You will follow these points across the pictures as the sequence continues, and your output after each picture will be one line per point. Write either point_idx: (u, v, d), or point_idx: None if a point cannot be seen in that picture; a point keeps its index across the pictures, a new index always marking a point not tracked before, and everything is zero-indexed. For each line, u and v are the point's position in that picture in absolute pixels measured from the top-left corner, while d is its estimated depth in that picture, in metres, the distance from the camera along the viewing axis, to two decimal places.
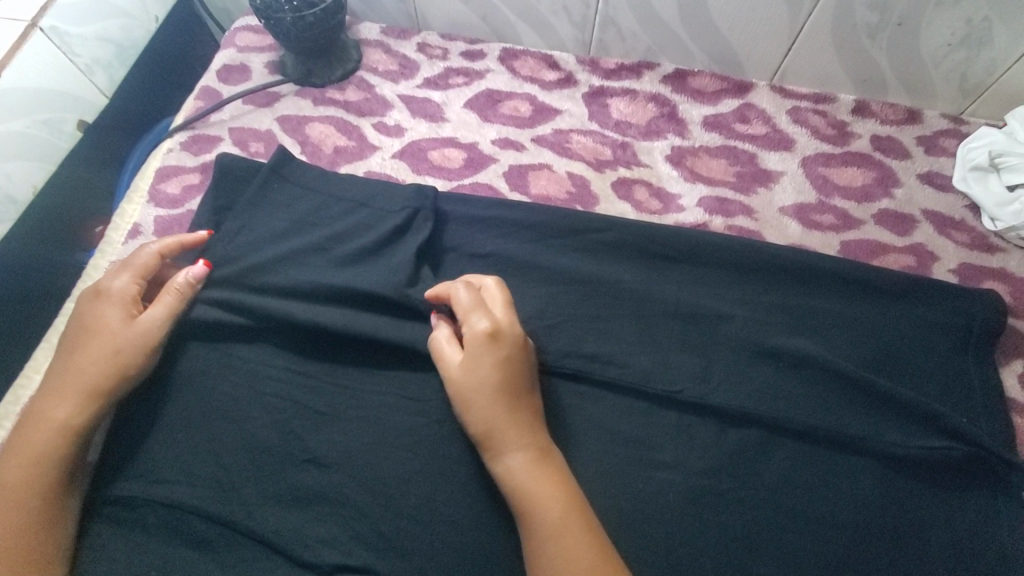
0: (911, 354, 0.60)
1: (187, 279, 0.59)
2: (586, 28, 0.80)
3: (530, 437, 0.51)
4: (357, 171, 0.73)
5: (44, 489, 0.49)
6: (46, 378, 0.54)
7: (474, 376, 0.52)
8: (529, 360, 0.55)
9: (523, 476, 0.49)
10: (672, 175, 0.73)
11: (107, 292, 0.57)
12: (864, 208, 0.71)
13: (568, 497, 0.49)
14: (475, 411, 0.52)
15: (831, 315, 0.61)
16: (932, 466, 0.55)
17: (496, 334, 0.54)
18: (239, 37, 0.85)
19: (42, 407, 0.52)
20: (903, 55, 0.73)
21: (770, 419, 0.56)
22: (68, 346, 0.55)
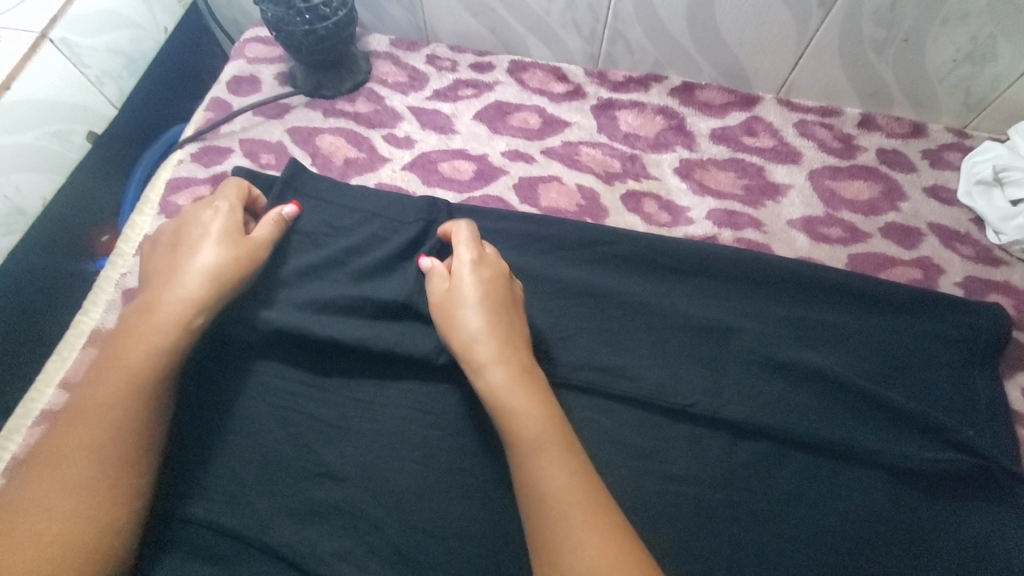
0: (916, 364, 0.60)
1: (277, 215, 0.62)
2: (595, 41, 0.81)
3: (510, 355, 0.52)
4: (368, 182, 0.73)
5: (158, 385, 0.50)
6: (156, 276, 0.55)
7: (461, 300, 0.55)
8: (515, 294, 0.58)
9: (504, 391, 0.50)
10: (681, 188, 0.74)
11: (214, 211, 0.60)
12: (871, 221, 0.71)
13: (549, 414, 0.50)
14: (460, 329, 0.54)
15: (836, 323, 0.62)
16: (939, 477, 0.55)
17: (483, 265, 0.57)
18: (248, 48, 0.85)
19: (159, 301, 0.53)
20: (908, 70, 0.74)
21: (783, 433, 0.56)
22: (176, 252, 0.57)
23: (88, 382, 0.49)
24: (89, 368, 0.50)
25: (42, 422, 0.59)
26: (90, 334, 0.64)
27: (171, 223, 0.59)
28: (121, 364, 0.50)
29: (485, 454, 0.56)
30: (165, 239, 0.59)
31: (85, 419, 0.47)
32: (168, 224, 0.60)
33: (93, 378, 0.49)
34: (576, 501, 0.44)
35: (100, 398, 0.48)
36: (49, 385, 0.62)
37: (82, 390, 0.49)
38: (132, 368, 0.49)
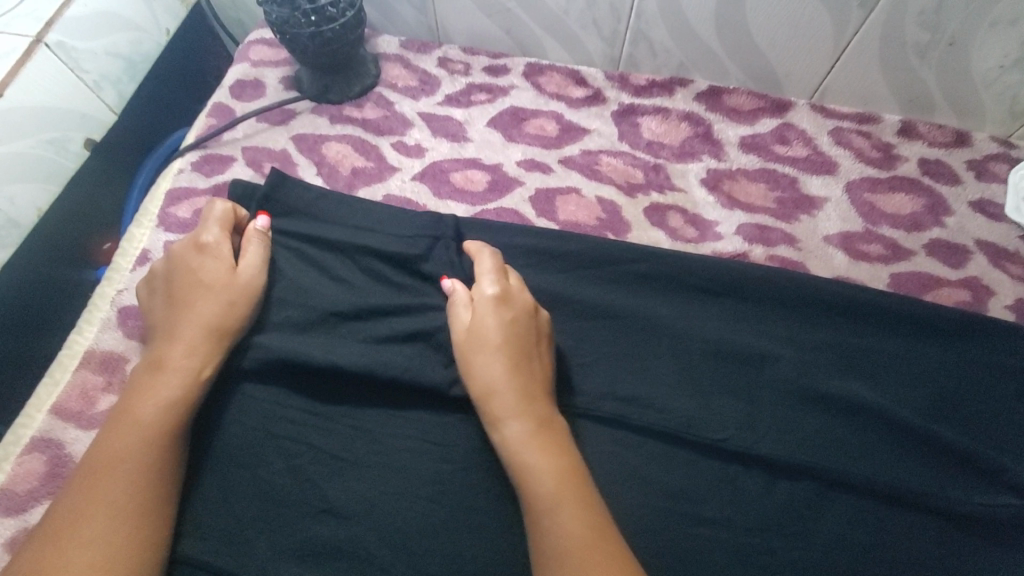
0: (966, 396, 0.56)
1: (255, 228, 0.59)
2: (616, 43, 0.76)
3: (526, 404, 0.50)
4: (376, 193, 0.69)
5: (171, 437, 0.48)
6: (160, 328, 0.54)
7: (480, 342, 0.52)
8: (539, 328, 0.55)
9: (521, 442, 0.48)
10: (708, 201, 0.69)
11: (203, 246, 0.57)
12: (914, 238, 0.66)
13: (566, 472, 0.47)
14: (478, 373, 0.51)
15: (879, 353, 0.58)
16: (993, 522, 0.50)
17: (507, 300, 0.54)
18: (252, 51, 0.81)
19: (166, 355, 0.52)
20: (954, 74, 0.69)
21: (825, 472, 0.52)
22: (176, 300, 0.55)
23: (101, 443, 0.48)
24: (100, 432, 0.48)
25: (36, 449, 0.57)
26: (85, 354, 0.61)
27: (162, 268, 0.57)
28: (134, 421, 0.48)
29: (500, 491, 0.52)
30: (161, 286, 0.57)
31: (102, 481, 0.45)
32: (159, 268, 0.57)
33: (106, 440, 0.48)
34: (596, 563, 0.42)
35: (113, 458, 0.46)
36: (42, 409, 0.59)
37: (93, 453, 0.47)
38: (146, 424, 0.48)
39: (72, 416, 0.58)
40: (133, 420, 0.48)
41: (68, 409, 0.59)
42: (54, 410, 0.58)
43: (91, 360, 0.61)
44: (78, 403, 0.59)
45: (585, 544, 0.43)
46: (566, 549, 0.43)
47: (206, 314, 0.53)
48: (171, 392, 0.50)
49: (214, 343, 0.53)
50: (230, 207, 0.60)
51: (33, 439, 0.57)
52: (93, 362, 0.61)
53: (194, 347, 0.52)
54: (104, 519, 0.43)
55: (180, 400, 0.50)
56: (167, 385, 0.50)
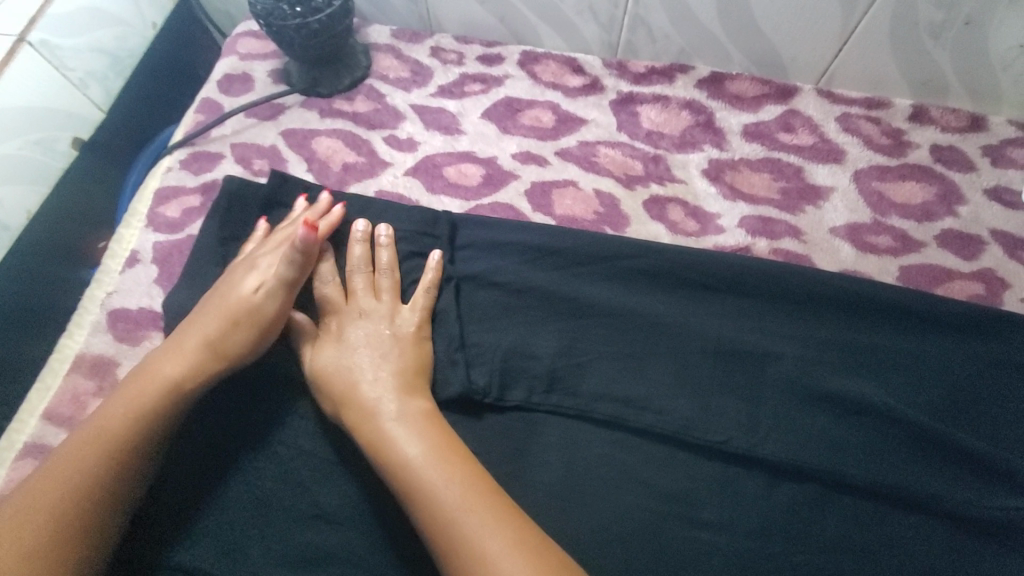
0: (977, 394, 0.54)
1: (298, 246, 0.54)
2: (614, 29, 0.73)
3: (392, 392, 0.51)
4: (368, 190, 0.67)
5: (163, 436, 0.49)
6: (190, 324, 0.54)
7: (334, 345, 0.54)
8: (401, 320, 0.56)
9: (390, 431, 0.48)
10: (709, 192, 0.67)
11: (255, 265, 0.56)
12: (924, 228, 0.64)
13: (436, 444, 0.48)
14: (336, 373, 0.53)
15: (882, 347, 0.56)
16: (1002, 527, 0.49)
17: (370, 297, 0.57)
18: (240, 44, 0.79)
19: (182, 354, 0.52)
20: (969, 56, 0.66)
21: (828, 472, 0.51)
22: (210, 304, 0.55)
23: (104, 414, 0.49)
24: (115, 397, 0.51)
25: (27, 455, 0.56)
26: (76, 358, 0.61)
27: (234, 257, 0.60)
28: (135, 407, 0.49)
29: None
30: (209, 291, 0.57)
31: (89, 463, 0.46)
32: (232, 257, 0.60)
33: (109, 415, 0.49)
34: (481, 517, 0.43)
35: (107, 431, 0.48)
36: (34, 414, 0.59)
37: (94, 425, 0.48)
38: (140, 416, 0.48)
39: (63, 421, 0.58)
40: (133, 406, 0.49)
41: (59, 414, 0.58)
42: (46, 415, 0.58)
43: (81, 364, 0.60)
44: (69, 407, 0.58)
45: (465, 503, 0.44)
46: (449, 514, 0.43)
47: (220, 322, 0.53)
48: (174, 386, 0.50)
49: (224, 350, 0.52)
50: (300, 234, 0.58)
51: (25, 445, 0.57)
52: (83, 366, 0.60)
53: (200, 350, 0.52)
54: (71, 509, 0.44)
55: (177, 396, 0.50)
56: (172, 378, 0.51)
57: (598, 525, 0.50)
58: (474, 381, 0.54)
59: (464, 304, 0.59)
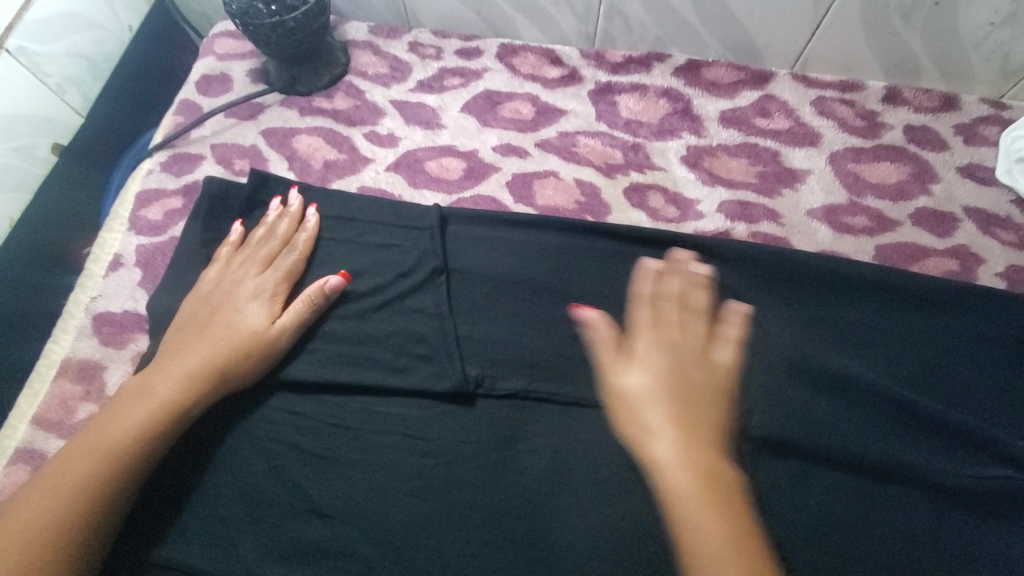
0: (964, 370, 0.55)
1: (320, 288, 0.57)
2: (590, 19, 0.74)
3: (691, 439, 0.44)
4: (350, 186, 0.67)
5: (161, 446, 0.49)
6: (191, 331, 0.54)
7: (643, 368, 0.48)
8: (719, 356, 0.50)
9: (671, 489, 0.42)
10: (688, 178, 0.68)
11: (254, 285, 0.57)
12: (900, 208, 0.65)
13: (719, 516, 0.40)
14: (634, 411, 0.46)
15: (869, 328, 0.57)
16: (993, 497, 0.50)
17: (731, 350, 0.50)
18: (217, 44, 0.79)
19: (181, 362, 0.52)
20: (939, 36, 0.67)
21: (814, 445, 0.52)
22: (208, 318, 0.55)
23: (104, 420, 0.49)
24: (115, 398, 0.51)
25: (18, 460, 0.56)
26: (63, 363, 0.61)
27: (215, 270, 0.58)
28: (134, 419, 0.48)
29: (486, 484, 0.52)
30: (200, 302, 0.56)
31: (87, 473, 0.46)
32: (212, 270, 0.58)
33: (109, 424, 0.48)
34: None
35: (103, 437, 0.47)
36: (23, 420, 0.59)
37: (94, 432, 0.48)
38: (136, 432, 0.48)
39: (53, 425, 0.58)
40: (133, 422, 0.48)
41: (49, 418, 0.58)
42: (35, 420, 0.58)
43: (68, 368, 0.60)
44: (59, 412, 0.58)
45: None
46: None
47: (221, 352, 0.52)
48: (173, 405, 0.50)
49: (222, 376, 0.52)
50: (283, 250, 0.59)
51: (16, 451, 0.57)
52: (70, 371, 0.60)
53: (198, 375, 0.51)
54: (67, 517, 0.44)
55: (175, 415, 0.49)
56: (170, 397, 0.50)
57: (586, 508, 0.50)
58: (467, 372, 0.55)
59: (450, 298, 0.59)
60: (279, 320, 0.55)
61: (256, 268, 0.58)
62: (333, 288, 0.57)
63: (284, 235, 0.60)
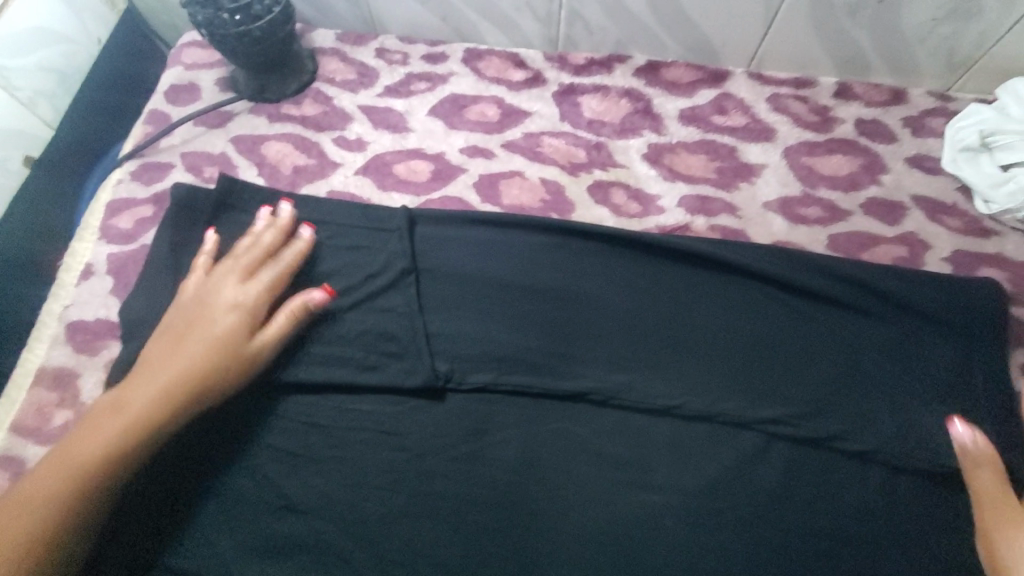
0: (929, 354, 0.56)
1: (304, 302, 0.56)
2: (552, 23, 0.76)
3: None
4: (319, 191, 0.69)
5: (143, 458, 0.49)
6: (170, 341, 0.53)
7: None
8: None
9: None
10: (650, 175, 0.70)
11: (234, 295, 0.55)
12: (851, 198, 0.67)
13: None
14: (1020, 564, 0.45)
15: (838, 315, 0.58)
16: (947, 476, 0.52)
17: None
18: (185, 54, 0.80)
19: (161, 373, 0.51)
20: (885, 33, 0.70)
21: (783, 427, 0.53)
22: (186, 328, 0.54)
23: (85, 429, 0.48)
24: (93, 407, 0.50)
25: None
26: (37, 372, 0.61)
27: (197, 281, 0.57)
28: (107, 433, 0.48)
29: (456, 475, 0.53)
30: (180, 310, 0.55)
31: (60, 487, 0.45)
32: (191, 281, 0.57)
33: (83, 437, 0.48)
34: None
35: (82, 447, 0.47)
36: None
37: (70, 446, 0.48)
38: (107, 446, 0.47)
39: (28, 433, 0.58)
40: (106, 435, 0.48)
41: (24, 426, 0.59)
42: (10, 429, 0.58)
43: (42, 377, 0.61)
44: (33, 420, 0.59)
45: None
46: None
47: (195, 365, 0.51)
48: (145, 419, 0.49)
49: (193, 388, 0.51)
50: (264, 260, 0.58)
51: None
52: (44, 379, 0.61)
53: (170, 390, 0.50)
54: (37, 532, 0.44)
55: (145, 428, 0.49)
56: (140, 411, 0.49)
57: (552, 494, 0.52)
58: (437, 367, 0.56)
59: (420, 297, 0.60)
60: (259, 333, 0.54)
61: (233, 276, 0.57)
62: (318, 302, 0.57)
63: (261, 242, 0.59)
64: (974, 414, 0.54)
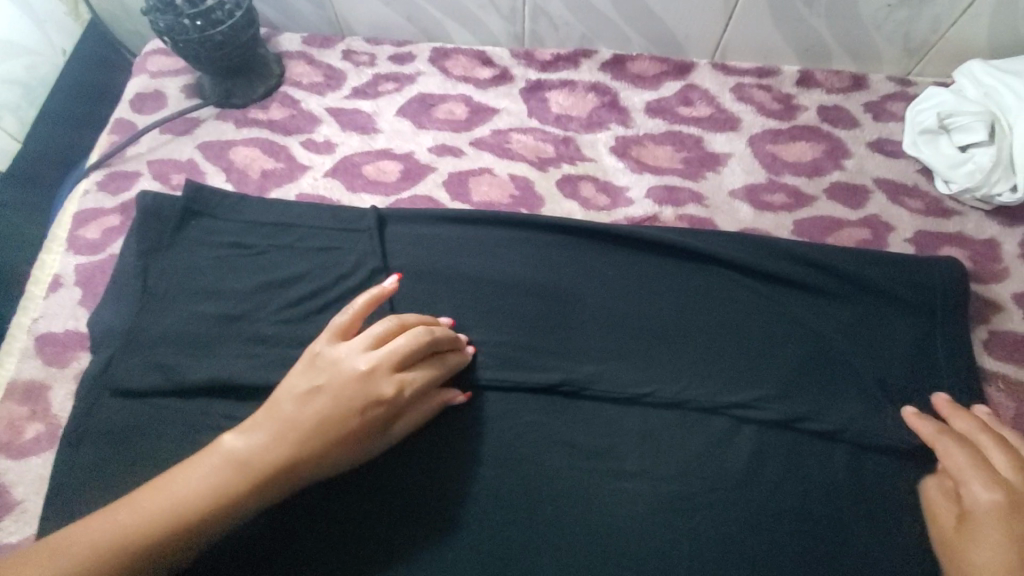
0: (892, 333, 0.57)
1: (461, 360, 0.54)
2: (516, 20, 0.76)
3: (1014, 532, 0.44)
4: (288, 194, 0.69)
5: (233, 516, 0.44)
6: (316, 392, 0.47)
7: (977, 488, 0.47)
8: None
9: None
10: (618, 167, 0.70)
11: (399, 339, 0.50)
12: (815, 183, 0.68)
13: None
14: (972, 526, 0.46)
15: (803, 299, 0.59)
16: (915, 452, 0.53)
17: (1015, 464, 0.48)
18: (150, 62, 0.80)
19: (296, 429, 0.46)
20: (842, 21, 0.71)
21: (750, 410, 0.54)
22: (374, 372, 0.48)
23: (181, 474, 0.44)
24: (217, 453, 0.45)
25: None
26: (7, 386, 0.61)
27: (350, 325, 0.51)
28: (178, 497, 0.43)
29: (429, 472, 0.53)
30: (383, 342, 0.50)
31: (124, 558, 0.41)
32: (339, 323, 0.51)
33: (153, 498, 0.43)
34: None
35: (188, 495, 0.43)
36: None
37: (134, 501, 0.43)
38: (184, 517, 0.42)
39: None
40: (179, 504, 0.43)
41: None
42: None
43: (12, 391, 0.60)
44: (4, 434, 0.58)
45: None
46: None
47: (351, 428, 0.47)
48: (231, 493, 0.44)
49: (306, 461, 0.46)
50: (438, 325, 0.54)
51: None
52: (14, 393, 0.60)
53: (331, 453, 0.46)
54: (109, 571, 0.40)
55: (225, 505, 0.43)
56: (256, 481, 0.44)
57: (526, 486, 0.52)
58: None
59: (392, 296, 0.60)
60: (412, 386, 0.50)
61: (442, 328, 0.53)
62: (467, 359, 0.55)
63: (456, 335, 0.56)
64: (938, 389, 0.55)
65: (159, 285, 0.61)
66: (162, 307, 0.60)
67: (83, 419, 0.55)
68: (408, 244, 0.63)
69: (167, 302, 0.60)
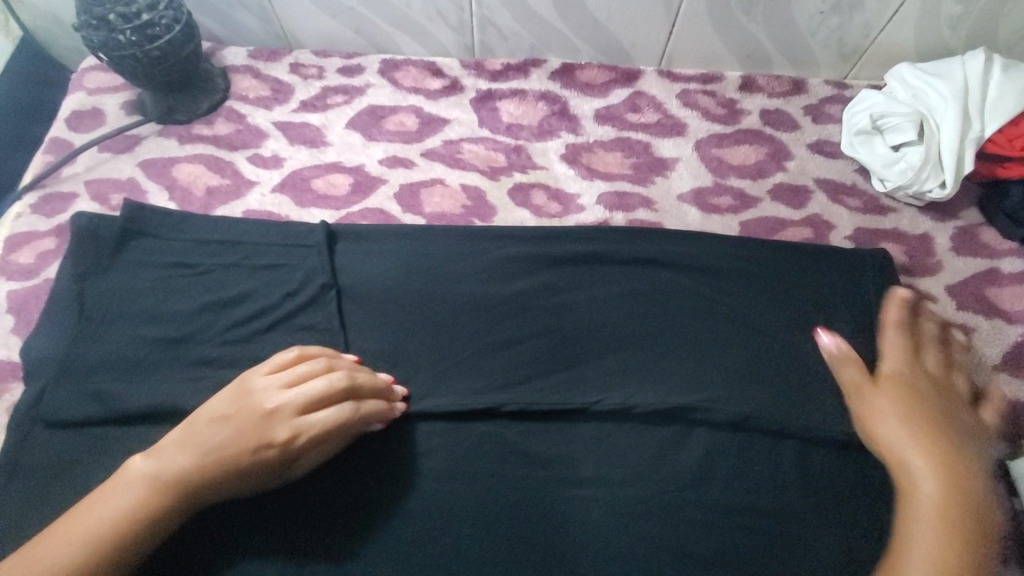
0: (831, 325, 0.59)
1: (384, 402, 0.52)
2: (465, 31, 0.77)
3: (912, 418, 0.51)
4: (234, 211, 0.67)
5: (154, 534, 0.44)
6: (226, 421, 0.47)
7: (887, 392, 0.53)
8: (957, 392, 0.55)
9: (888, 434, 0.50)
10: (568, 174, 0.71)
11: (313, 386, 0.49)
12: (759, 185, 0.70)
13: (946, 488, 0.47)
14: (879, 417, 0.52)
15: (747, 297, 0.61)
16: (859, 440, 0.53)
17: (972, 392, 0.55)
18: (87, 79, 0.77)
19: (209, 449, 0.46)
20: (780, 28, 0.73)
21: (701, 412, 0.54)
22: (277, 415, 0.47)
23: (97, 497, 0.44)
24: (134, 472, 0.45)
25: None
26: None
27: (282, 359, 0.51)
28: (84, 529, 0.42)
29: (382, 492, 0.51)
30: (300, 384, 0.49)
31: None
32: (283, 358, 0.51)
33: (69, 528, 0.42)
34: None
35: (107, 517, 0.43)
36: None
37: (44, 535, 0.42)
38: (86, 551, 0.42)
39: None
40: (91, 532, 0.42)
41: None
42: None
43: None
44: None
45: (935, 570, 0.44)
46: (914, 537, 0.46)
47: (261, 460, 0.46)
48: (148, 509, 0.44)
49: (219, 486, 0.46)
50: (361, 369, 0.52)
51: None
52: None
53: (244, 472, 0.46)
54: None
55: (146, 524, 0.44)
56: (176, 498, 0.45)
57: (480, 498, 0.52)
58: None
59: (343, 315, 0.59)
60: (316, 430, 0.48)
61: (365, 372, 0.52)
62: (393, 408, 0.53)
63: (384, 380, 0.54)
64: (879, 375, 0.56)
65: (97, 309, 0.58)
66: (99, 330, 0.57)
67: (16, 453, 0.53)
68: (358, 258, 0.62)
69: (106, 327, 0.58)
